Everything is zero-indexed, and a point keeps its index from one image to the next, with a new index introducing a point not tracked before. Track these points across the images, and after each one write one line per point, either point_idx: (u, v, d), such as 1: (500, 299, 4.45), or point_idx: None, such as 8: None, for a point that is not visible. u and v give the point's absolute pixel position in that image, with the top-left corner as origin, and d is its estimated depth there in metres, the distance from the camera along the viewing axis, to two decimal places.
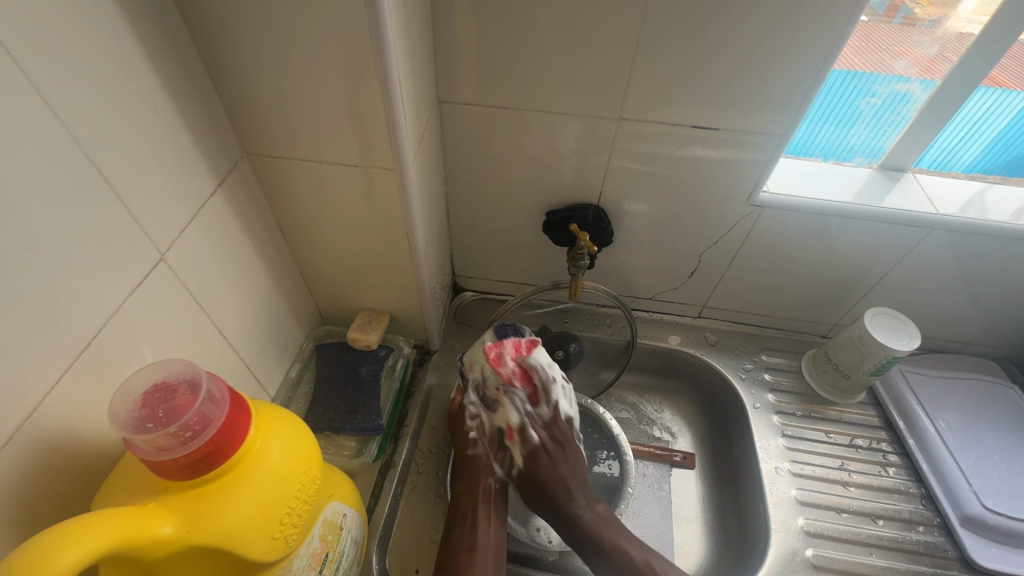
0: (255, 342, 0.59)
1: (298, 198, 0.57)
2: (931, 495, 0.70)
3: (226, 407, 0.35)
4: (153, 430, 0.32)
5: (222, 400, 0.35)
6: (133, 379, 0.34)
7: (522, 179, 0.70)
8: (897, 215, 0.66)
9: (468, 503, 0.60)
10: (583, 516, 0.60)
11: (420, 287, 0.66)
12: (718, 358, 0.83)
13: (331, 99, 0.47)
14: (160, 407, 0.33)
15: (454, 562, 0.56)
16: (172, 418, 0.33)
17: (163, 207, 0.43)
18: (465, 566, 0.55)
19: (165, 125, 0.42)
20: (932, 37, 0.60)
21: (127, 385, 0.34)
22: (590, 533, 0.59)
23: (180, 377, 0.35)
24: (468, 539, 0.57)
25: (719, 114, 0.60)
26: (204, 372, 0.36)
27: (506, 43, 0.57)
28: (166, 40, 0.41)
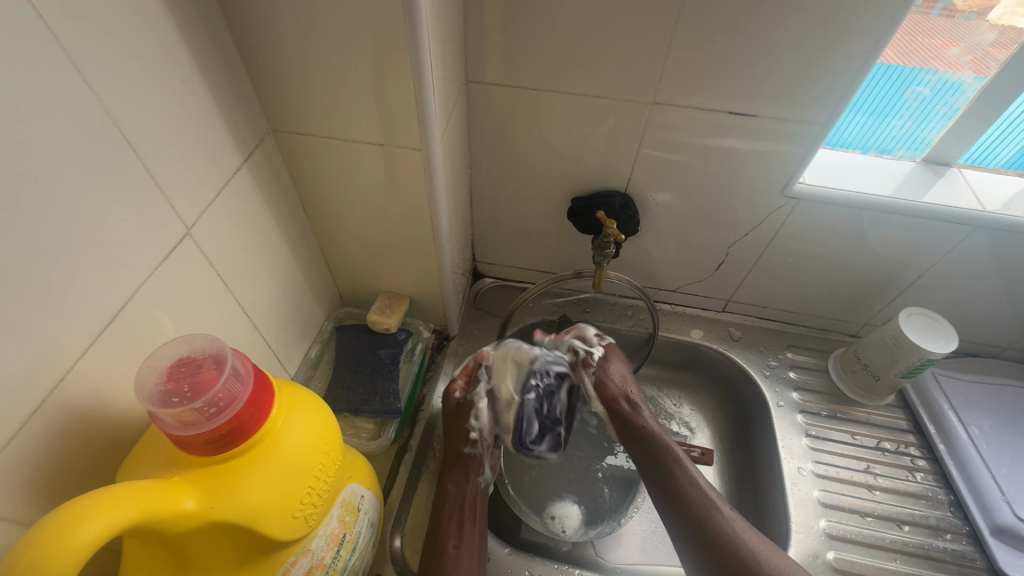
0: (276, 322, 0.59)
1: (322, 177, 0.56)
2: (961, 503, 0.68)
3: (250, 384, 0.34)
4: (179, 403, 0.32)
5: (245, 376, 0.35)
6: (158, 351, 0.34)
7: (548, 165, 0.69)
8: (940, 211, 0.63)
9: (455, 503, 0.59)
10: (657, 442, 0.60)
11: (440, 270, 0.65)
12: (741, 354, 0.81)
13: (359, 75, 0.46)
14: (186, 382, 0.33)
15: (441, 559, 0.54)
16: (198, 392, 0.33)
17: (190, 182, 0.42)
18: (452, 564, 0.54)
19: (192, 98, 0.41)
20: (981, 28, 0.56)
21: (152, 357, 0.33)
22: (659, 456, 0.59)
23: (206, 352, 0.35)
24: (456, 537, 0.56)
25: (758, 101, 0.57)
26: (229, 348, 0.35)
27: (538, 20, 0.55)
28: (196, 9, 0.40)
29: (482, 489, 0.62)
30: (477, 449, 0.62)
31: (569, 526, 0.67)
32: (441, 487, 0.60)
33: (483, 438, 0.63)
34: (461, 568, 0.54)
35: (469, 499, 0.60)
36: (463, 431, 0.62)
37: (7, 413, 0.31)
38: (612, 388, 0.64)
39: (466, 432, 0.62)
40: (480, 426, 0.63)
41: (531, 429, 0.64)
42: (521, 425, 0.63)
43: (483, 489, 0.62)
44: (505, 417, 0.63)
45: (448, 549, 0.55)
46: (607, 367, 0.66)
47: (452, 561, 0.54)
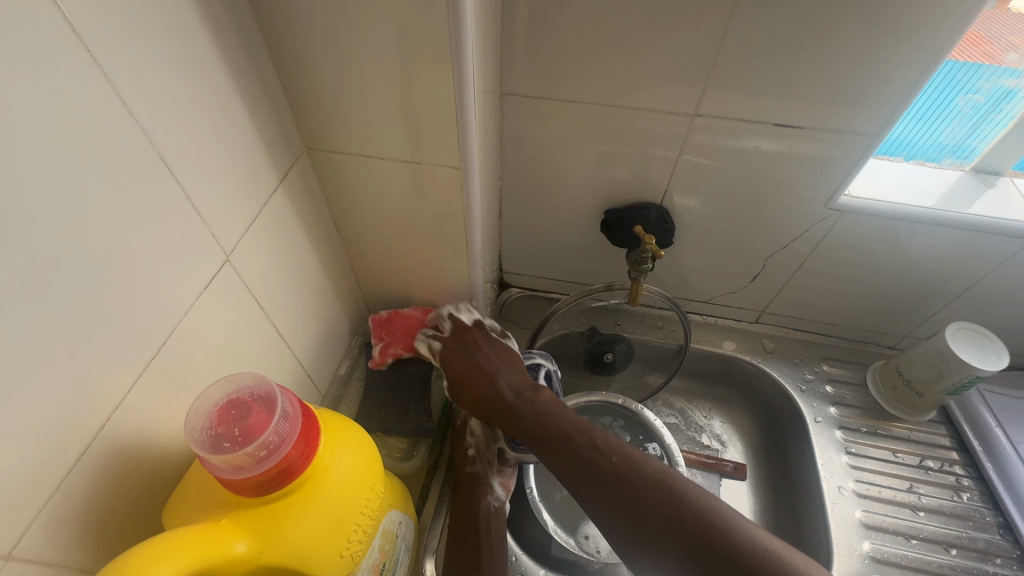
0: (309, 342, 0.58)
1: (355, 194, 0.55)
2: (1010, 525, 0.65)
3: (299, 423, 0.33)
4: (230, 449, 0.31)
5: (294, 417, 0.33)
6: (207, 393, 0.33)
7: (582, 176, 0.67)
8: (994, 224, 0.60)
9: (466, 522, 0.58)
10: (523, 409, 0.53)
11: (472, 286, 0.64)
12: (776, 367, 0.79)
13: (398, 93, 0.44)
14: (236, 425, 0.32)
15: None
16: (249, 436, 0.31)
17: (229, 206, 0.41)
18: None
19: (231, 121, 0.40)
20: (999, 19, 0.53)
21: (201, 400, 0.33)
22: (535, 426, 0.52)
23: (253, 391, 0.33)
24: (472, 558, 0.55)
25: (804, 112, 0.55)
26: (277, 386, 0.34)
27: (577, 32, 0.53)
28: (236, 32, 0.39)
29: (493, 507, 0.60)
30: (478, 467, 0.62)
31: (603, 546, 0.66)
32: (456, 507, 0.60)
33: (479, 453, 0.62)
34: None
35: (479, 517, 0.58)
36: (462, 449, 0.63)
37: (57, 457, 0.30)
38: (474, 388, 0.55)
39: (465, 450, 0.63)
40: (475, 441, 0.63)
41: None
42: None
43: (491, 507, 0.60)
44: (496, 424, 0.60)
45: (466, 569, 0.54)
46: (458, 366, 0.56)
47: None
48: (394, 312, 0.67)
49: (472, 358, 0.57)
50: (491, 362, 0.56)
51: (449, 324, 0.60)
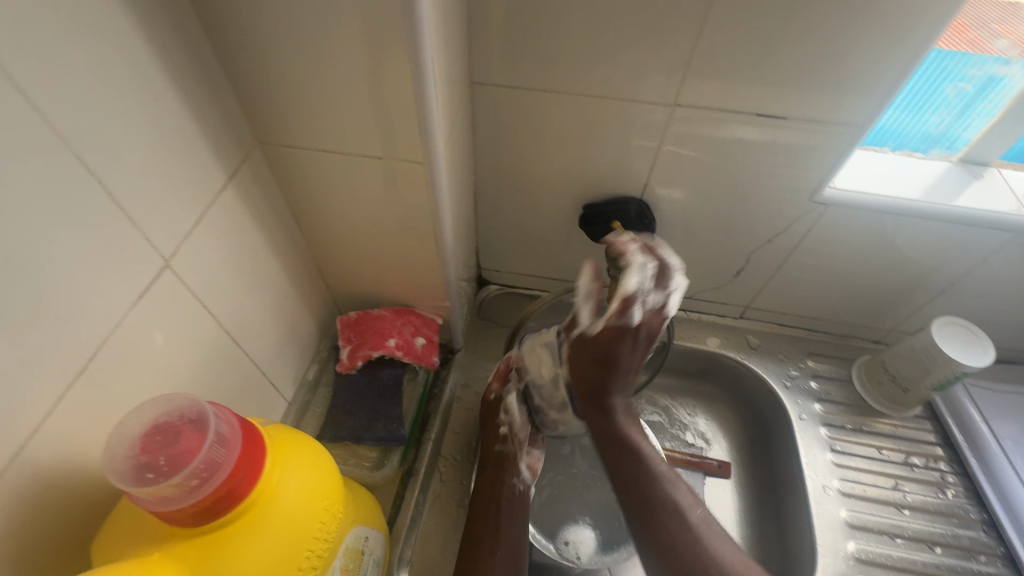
0: (270, 347, 0.55)
1: (315, 190, 0.51)
2: (995, 521, 0.65)
3: (236, 447, 0.30)
4: (156, 481, 0.28)
5: (231, 440, 0.30)
6: (129, 418, 0.30)
7: (558, 170, 0.64)
8: (981, 216, 0.58)
9: (489, 505, 0.58)
10: (619, 415, 0.56)
11: (445, 285, 0.61)
12: (760, 363, 0.78)
13: (353, 83, 0.41)
14: (162, 454, 0.29)
15: (474, 564, 0.53)
16: (179, 467, 0.29)
17: (167, 209, 0.38)
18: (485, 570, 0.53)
19: (167, 115, 0.37)
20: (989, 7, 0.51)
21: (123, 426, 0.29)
22: (619, 433, 0.55)
23: (183, 414, 0.30)
24: (490, 542, 0.55)
25: (788, 101, 0.53)
26: (209, 406, 0.31)
27: (549, 17, 0.50)
28: (169, 15, 0.36)
29: (518, 490, 0.60)
30: (506, 445, 0.62)
31: (584, 552, 0.64)
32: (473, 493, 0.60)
33: (513, 433, 0.63)
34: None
35: (503, 499, 0.59)
36: (496, 426, 0.63)
37: None
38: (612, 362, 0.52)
39: (498, 427, 0.63)
40: (511, 421, 0.63)
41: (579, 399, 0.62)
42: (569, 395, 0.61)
43: (518, 489, 0.60)
44: (553, 395, 0.63)
45: (484, 554, 0.54)
46: (628, 339, 0.50)
47: (488, 567, 0.53)
48: (363, 313, 0.65)
49: (630, 343, 0.51)
50: (637, 355, 0.53)
51: (654, 297, 0.50)
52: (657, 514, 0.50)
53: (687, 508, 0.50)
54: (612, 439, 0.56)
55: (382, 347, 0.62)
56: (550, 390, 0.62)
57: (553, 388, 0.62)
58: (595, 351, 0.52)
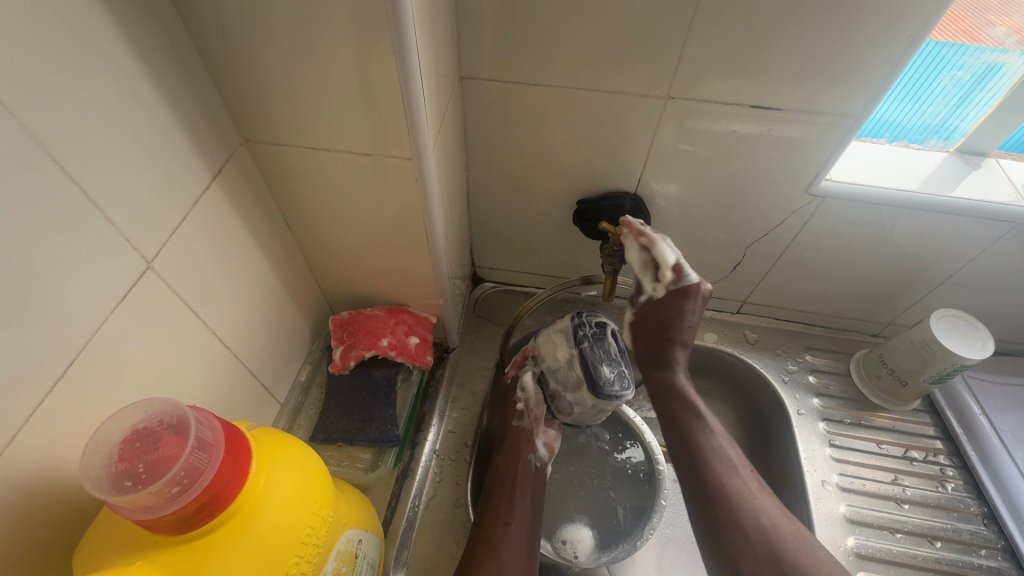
0: (260, 348, 0.54)
1: (304, 188, 0.51)
2: (995, 514, 0.64)
3: (220, 453, 0.30)
4: (135, 490, 0.27)
5: (214, 446, 0.30)
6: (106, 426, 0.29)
7: (551, 165, 0.63)
8: (979, 207, 0.58)
9: (504, 478, 0.62)
10: (677, 378, 0.60)
11: (438, 283, 0.61)
12: (758, 358, 0.77)
13: (339, 78, 0.40)
14: (141, 461, 0.28)
15: (489, 534, 0.56)
16: (158, 474, 0.28)
17: (148, 209, 0.37)
18: (499, 540, 0.56)
19: (147, 113, 0.36)
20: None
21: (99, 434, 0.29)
22: (676, 393, 0.59)
23: (164, 420, 0.29)
24: (503, 514, 0.58)
25: (784, 93, 0.52)
26: (191, 412, 0.30)
27: (540, 10, 0.49)
28: (146, 9, 0.35)
29: (534, 467, 0.64)
30: (523, 422, 0.66)
31: (582, 551, 0.64)
32: (493, 467, 0.64)
33: (529, 409, 0.66)
34: (509, 544, 0.56)
35: (519, 474, 0.62)
36: (512, 403, 0.68)
37: None
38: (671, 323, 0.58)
39: (514, 404, 0.67)
40: (526, 398, 0.67)
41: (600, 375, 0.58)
42: (587, 372, 0.59)
43: (532, 468, 0.63)
44: (568, 376, 0.62)
45: (497, 525, 0.57)
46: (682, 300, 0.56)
47: (501, 536, 0.56)
48: (354, 313, 0.64)
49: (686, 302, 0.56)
50: (695, 316, 0.58)
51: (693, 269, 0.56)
52: (725, 502, 0.52)
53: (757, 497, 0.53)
54: (668, 397, 0.59)
55: (375, 347, 0.61)
56: (563, 369, 0.62)
57: (565, 368, 0.62)
58: (657, 311, 0.58)
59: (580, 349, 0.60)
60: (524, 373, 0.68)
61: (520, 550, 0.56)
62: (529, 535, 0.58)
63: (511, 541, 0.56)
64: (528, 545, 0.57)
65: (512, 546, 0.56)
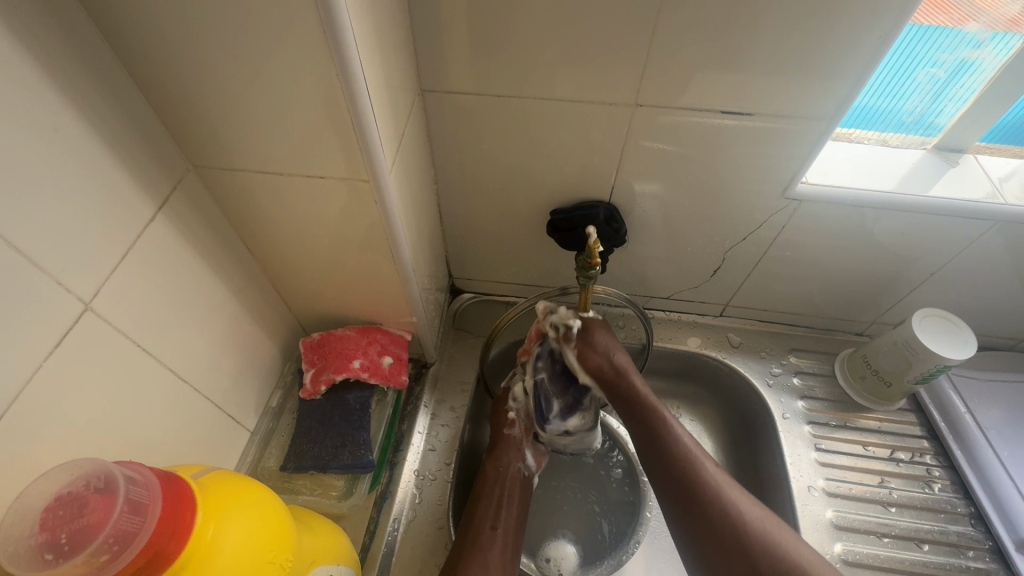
0: (223, 378, 0.52)
1: (261, 213, 0.49)
2: (982, 514, 0.64)
3: (153, 514, 0.29)
4: (57, 563, 0.27)
5: (145, 507, 0.29)
6: (28, 494, 0.28)
7: (521, 176, 0.62)
8: (958, 206, 0.57)
9: (494, 484, 0.61)
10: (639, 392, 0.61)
11: (409, 302, 0.59)
12: (742, 361, 0.76)
13: (283, 102, 0.38)
14: (64, 530, 0.27)
15: (475, 537, 0.56)
16: (87, 542, 0.27)
17: (83, 249, 0.35)
18: (486, 543, 0.55)
19: (77, 150, 0.34)
20: None
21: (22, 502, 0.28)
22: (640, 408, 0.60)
23: (89, 482, 0.29)
24: (492, 517, 0.58)
25: (753, 97, 0.51)
26: (117, 473, 0.29)
27: (495, 21, 0.48)
28: (69, 38, 0.33)
29: (522, 475, 0.63)
30: (515, 429, 0.65)
31: (566, 569, 0.63)
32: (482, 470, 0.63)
33: (521, 417, 0.66)
34: (495, 548, 0.56)
35: (508, 481, 0.62)
36: (504, 412, 0.67)
37: None
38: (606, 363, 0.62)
39: (505, 411, 0.66)
40: (517, 407, 0.66)
41: (551, 407, 0.64)
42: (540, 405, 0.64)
43: (522, 475, 0.63)
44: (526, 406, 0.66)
45: (484, 527, 0.56)
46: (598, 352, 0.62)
47: (488, 541, 0.56)
48: (325, 334, 0.62)
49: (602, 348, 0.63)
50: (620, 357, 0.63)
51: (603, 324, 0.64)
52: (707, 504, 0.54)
53: (738, 503, 0.53)
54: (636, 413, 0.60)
55: (345, 369, 0.60)
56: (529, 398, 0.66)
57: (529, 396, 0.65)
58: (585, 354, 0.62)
59: (536, 381, 0.64)
60: (513, 382, 0.68)
61: (505, 556, 0.56)
62: (514, 542, 0.58)
63: (497, 545, 0.56)
64: (512, 551, 0.57)
65: (498, 551, 0.55)
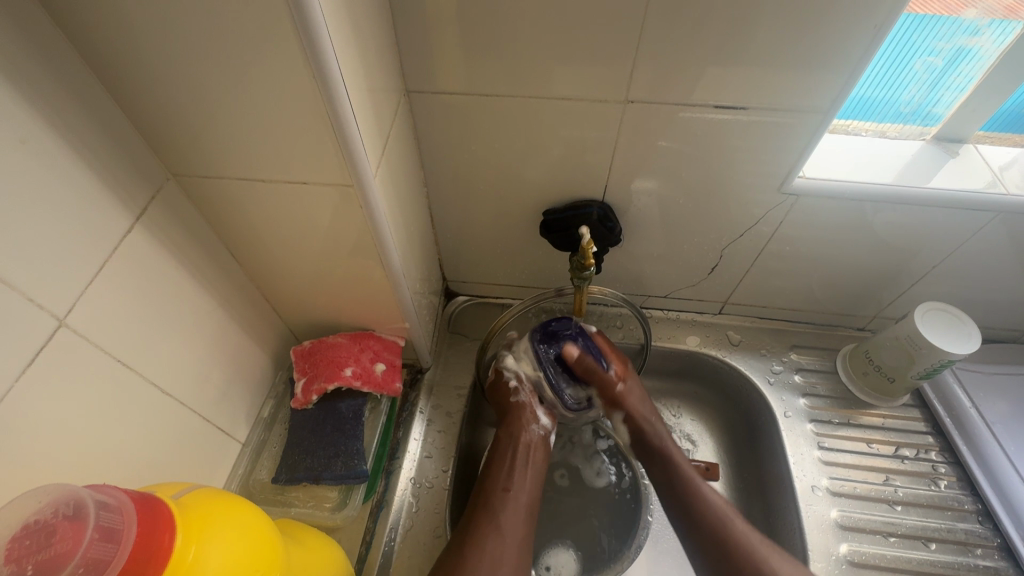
0: (212, 391, 0.51)
1: (244, 221, 0.48)
2: (990, 511, 0.63)
3: (128, 543, 0.29)
4: None
5: (119, 536, 0.29)
6: None
7: (512, 176, 0.61)
8: (959, 198, 0.55)
9: (507, 447, 0.60)
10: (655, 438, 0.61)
11: (400, 308, 0.58)
12: (742, 360, 0.75)
13: (259, 106, 0.37)
14: (31, 562, 0.26)
15: (488, 499, 0.56)
16: (55, 574, 0.26)
17: (53, 263, 0.34)
18: (499, 504, 0.55)
19: (45, 161, 0.33)
20: None
21: None
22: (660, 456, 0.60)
23: (59, 510, 0.28)
24: (504, 480, 0.57)
25: (748, 91, 0.50)
26: (89, 499, 0.29)
27: (479, 19, 0.46)
28: (33, 46, 0.32)
29: (540, 435, 0.61)
30: (521, 396, 0.62)
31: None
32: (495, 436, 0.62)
33: (523, 384, 0.63)
34: (510, 509, 0.55)
35: (522, 444, 0.60)
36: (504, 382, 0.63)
37: None
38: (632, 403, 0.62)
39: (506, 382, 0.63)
40: (519, 374, 0.63)
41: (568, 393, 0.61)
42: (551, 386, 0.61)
43: (541, 433, 0.61)
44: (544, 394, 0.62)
45: (496, 491, 0.56)
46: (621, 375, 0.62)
47: (501, 502, 0.56)
48: (316, 342, 0.61)
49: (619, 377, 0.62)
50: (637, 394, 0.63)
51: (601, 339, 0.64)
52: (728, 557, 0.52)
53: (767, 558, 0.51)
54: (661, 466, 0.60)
55: (338, 378, 0.59)
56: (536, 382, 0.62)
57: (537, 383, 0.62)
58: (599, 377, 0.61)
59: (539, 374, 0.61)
60: (506, 358, 0.64)
61: (520, 517, 0.55)
62: (529, 505, 0.57)
63: (510, 506, 0.55)
64: (528, 514, 0.56)
65: (514, 512, 0.55)
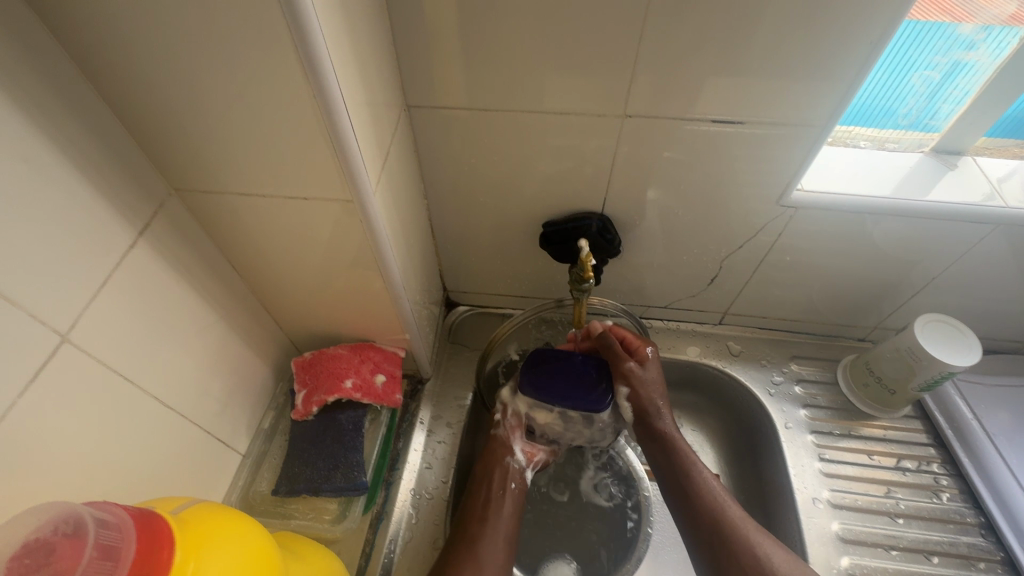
0: (212, 402, 0.52)
1: (246, 236, 0.48)
2: (993, 525, 0.62)
3: (126, 559, 0.29)
4: None
5: (118, 552, 0.29)
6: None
7: (511, 189, 0.61)
8: (957, 210, 0.56)
9: (484, 478, 0.60)
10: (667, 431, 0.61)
11: (400, 319, 0.58)
12: (742, 370, 0.75)
13: (261, 123, 0.38)
14: None
15: (464, 528, 0.56)
16: None
17: (56, 279, 0.35)
18: (474, 533, 0.55)
19: (49, 179, 0.34)
20: None
21: None
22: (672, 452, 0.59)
23: (59, 528, 0.29)
24: (479, 512, 0.57)
25: (745, 106, 0.50)
26: (90, 517, 0.30)
27: (477, 36, 0.47)
28: (39, 67, 0.32)
29: (518, 471, 0.61)
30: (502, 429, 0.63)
31: None
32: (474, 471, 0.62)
33: (507, 417, 0.64)
34: (481, 541, 0.55)
35: (499, 477, 0.60)
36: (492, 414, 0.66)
37: None
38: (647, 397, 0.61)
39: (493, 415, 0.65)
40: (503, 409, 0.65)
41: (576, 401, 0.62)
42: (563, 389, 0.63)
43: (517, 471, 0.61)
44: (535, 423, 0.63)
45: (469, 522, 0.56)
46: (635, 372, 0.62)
47: (473, 534, 0.55)
48: (317, 353, 0.62)
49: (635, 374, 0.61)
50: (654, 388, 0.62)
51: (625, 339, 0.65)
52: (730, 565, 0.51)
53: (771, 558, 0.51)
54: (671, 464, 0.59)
55: (338, 390, 0.59)
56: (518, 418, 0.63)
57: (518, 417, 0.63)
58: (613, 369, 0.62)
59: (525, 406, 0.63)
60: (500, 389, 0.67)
61: (495, 549, 0.54)
62: (506, 537, 0.56)
63: (485, 538, 0.55)
64: (506, 545, 0.55)
65: (490, 542, 0.55)
